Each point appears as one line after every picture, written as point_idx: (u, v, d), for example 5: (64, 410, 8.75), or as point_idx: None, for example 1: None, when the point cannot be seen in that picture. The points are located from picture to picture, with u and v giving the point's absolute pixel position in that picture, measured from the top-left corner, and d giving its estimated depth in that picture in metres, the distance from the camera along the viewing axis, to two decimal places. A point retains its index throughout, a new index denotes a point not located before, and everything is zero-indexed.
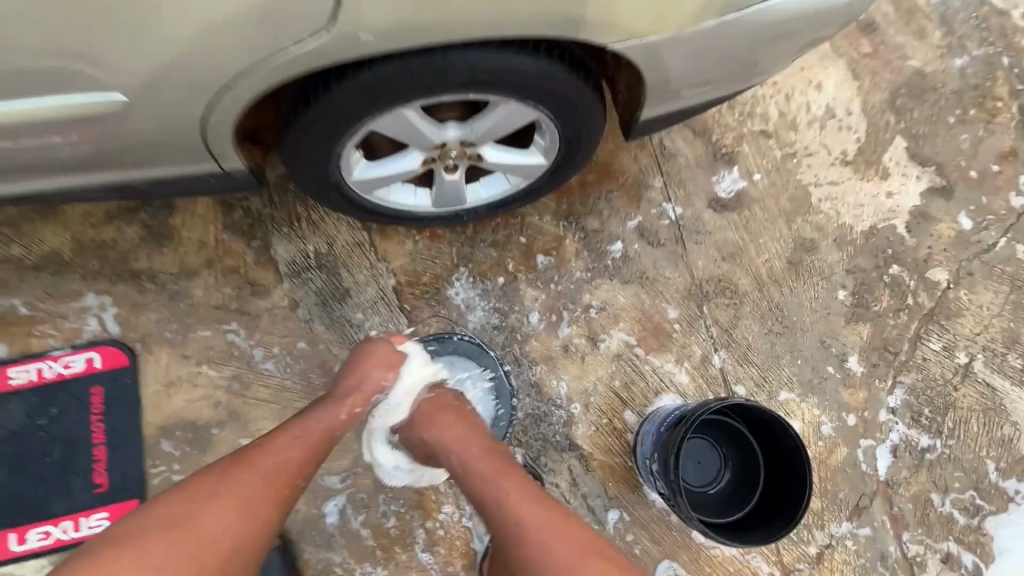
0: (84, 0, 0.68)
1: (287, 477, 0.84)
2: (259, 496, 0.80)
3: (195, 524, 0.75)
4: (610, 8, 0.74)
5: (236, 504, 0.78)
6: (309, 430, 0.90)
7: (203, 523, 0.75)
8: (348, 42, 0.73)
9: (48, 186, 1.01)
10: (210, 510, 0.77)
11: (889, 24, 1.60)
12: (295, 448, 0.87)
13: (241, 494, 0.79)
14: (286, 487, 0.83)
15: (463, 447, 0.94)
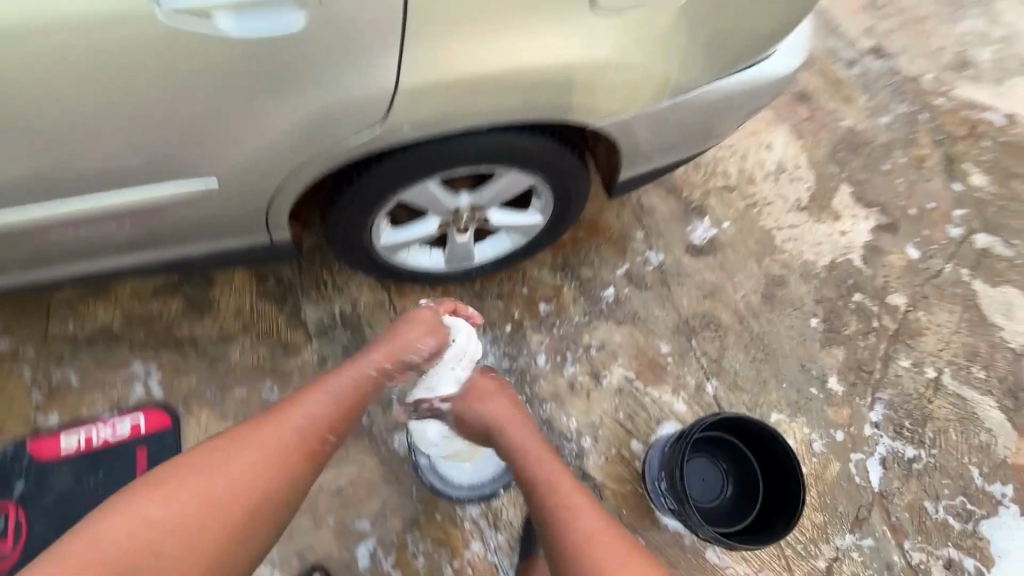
0: (179, 121, 0.84)
1: (315, 428, 0.89)
2: (292, 451, 0.86)
3: (235, 474, 0.81)
4: (591, 96, 0.91)
5: (264, 448, 0.84)
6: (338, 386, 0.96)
7: (241, 473, 0.81)
8: (385, 135, 0.89)
9: (113, 266, 1.15)
10: (240, 453, 0.83)
11: (820, 94, 1.90)
12: (322, 401, 0.93)
13: (272, 448, 0.84)
14: (314, 439, 0.88)
15: (513, 435, 1.05)
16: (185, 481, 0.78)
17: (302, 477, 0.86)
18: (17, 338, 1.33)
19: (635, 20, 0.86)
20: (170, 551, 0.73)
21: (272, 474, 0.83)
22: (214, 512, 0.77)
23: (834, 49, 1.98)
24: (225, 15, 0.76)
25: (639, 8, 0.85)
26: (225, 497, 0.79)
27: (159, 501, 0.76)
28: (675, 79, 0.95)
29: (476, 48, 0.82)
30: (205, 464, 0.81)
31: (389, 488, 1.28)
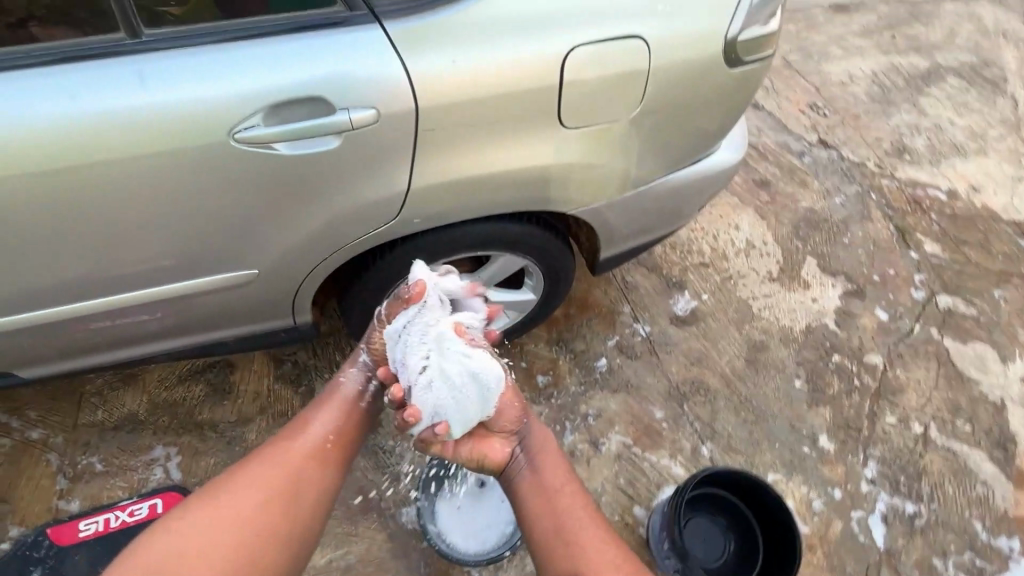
0: (231, 224, 1.01)
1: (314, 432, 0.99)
2: (302, 458, 0.96)
3: (250, 485, 0.90)
4: (566, 190, 1.10)
5: (277, 459, 0.94)
6: (326, 397, 1.07)
7: (257, 482, 0.90)
8: (397, 228, 1.07)
9: (150, 351, 1.27)
10: (248, 470, 0.92)
11: (777, 180, 2.14)
12: (315, 413, 1.04)
13: (284, 457, 0.95)
14: (314, 443, 0.98)
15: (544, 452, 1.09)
16: (201, 503, 0.87)
17: (312, 476, 0.95)
18: (48, 427, 1.42)
19: (597, 133, 1.04)
20: (195, 560, 0.80)
21: (280, 478, 0.92)
22: (233, 519, 0.85)
23: (785, 143, 2.27)
24: (285, 144, 0.93)
25: (601, 124, 1.04)
26: (241, 506, 0.87)
27: (176, 522, 0.84)
28: (634, 174, 1.15)
29: (468, 157, 1.01)
30: (218, 486, 0.90)
31: (398, 562, 1.30)
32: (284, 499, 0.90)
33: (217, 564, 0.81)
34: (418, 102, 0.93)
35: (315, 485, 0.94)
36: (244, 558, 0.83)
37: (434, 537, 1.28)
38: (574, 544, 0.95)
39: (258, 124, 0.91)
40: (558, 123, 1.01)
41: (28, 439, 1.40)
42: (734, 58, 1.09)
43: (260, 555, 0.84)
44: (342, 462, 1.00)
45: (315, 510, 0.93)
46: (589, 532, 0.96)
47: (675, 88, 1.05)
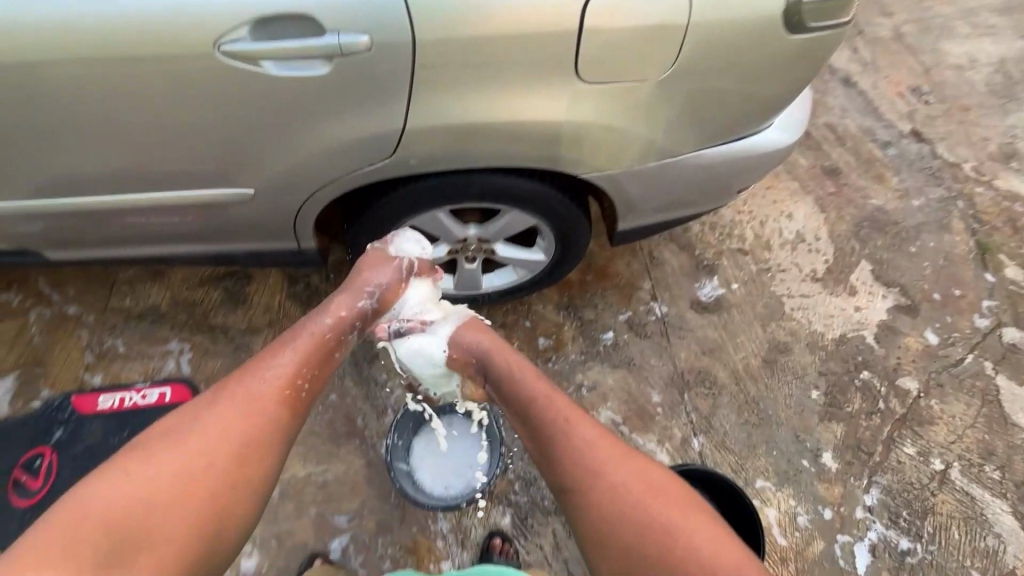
0: (236, 138, 1.01)
1: (287, 375, 0.93)
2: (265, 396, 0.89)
3: (209, 427, 0.84)
4: (579, 152, 1.03)
5: (240, 400, 0.88)
6: (303, 335, 0.99)
7: (217, 424, 0.84)
8: (397, 166, 1.04)
9: (167, 252, 1.32)
10: (212, 416, 0.85)
11: (851, 170, 1.91)
12: (282, 351, 0.96)
13: (245, 396, 0.88)
14: (287, 386, 0.92)
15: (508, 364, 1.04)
16: (160, 451, 0.80)
17: (282, 423, 0.89)
18: (83, 305, 1.54)
19: (617, 91, 0.96)
20: (160, 516, 0.75)
21: (249, 426, 0.86)
22: (199, 472, 0.80)
23: (870, 128, 2.01)
24: (273, 63, 0.91)
25: (622, 81, 0.95)
26: (207, 456, 0.81)
27: (131, 473, 0.77)
28: (660, 144, 1.06)
29: (474, 101, 0.95)
30: (178, 433, 0.83)
31: (371, 489, 1.36)
32: (255, 447, 0.85)
33: (184, 518, 0.76)
34: (419, 35, 0.87)
35: (283, 432, 0.89)
36: (212, 510, 0.79)
37: (400, 476, 1.31)
38: (563, 443, 0.89)
39: (244, 36, 0.88)
40: (574, 77, 0.93)
41: (65, 313, 1.53)
42: (796, 22, 0.95)
43: (229, 508, 0.81)
44: (311, 397, 0.96)
45: (284, 446, 0.89)
46: (573, 430, 0.90)
47: (716, 50, 0.94)
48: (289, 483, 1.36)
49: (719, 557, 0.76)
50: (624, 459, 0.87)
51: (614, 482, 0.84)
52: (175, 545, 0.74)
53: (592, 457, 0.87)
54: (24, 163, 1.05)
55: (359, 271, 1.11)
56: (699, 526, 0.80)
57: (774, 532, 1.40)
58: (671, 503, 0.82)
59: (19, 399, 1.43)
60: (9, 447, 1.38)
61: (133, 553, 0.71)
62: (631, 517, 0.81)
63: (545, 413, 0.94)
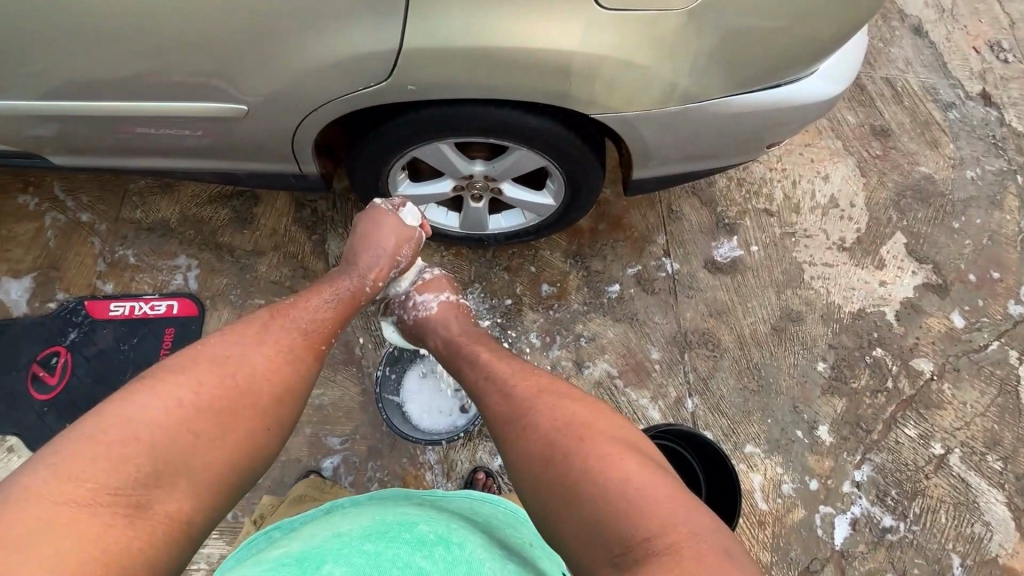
0: (231, 47, 0.95)
1: (321, 328, 0.94)
2: (302, 345, 0.89)
3: (249, 363, 0.81)
4: (589, 88, 0.95)
5: (279, 343, 0.86)
6: (337, 292, 1.02)
7: (258, 362, 0.81)
8: (398, 90, 0.98)
9: (172, 166, 1.30)
10: (251, 353, 0.82)
11: (903, 132, 1.75)
12: (317, 303, 0.97)
13: (284, 343, 0.87)
14: (320, 339, 0.92)
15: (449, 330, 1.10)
16: (200, 377, 0.75)
17: (313, 373, 0.88)
18: (96, 214, 1.56)
19: (637, 22, 0.88)
20: (201, 444, 0.70)
21: (286, 369, 0.84)
22: (238, 405, 0.76)
23: (934, 86, 1.81)
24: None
25: (644, 11, 0.87)
26: (246, 391, 0.77)
27: (171, 393, 0.72)
28: (683, 87, 0.97)
29: (480, 23, 0.88)
30: (217, 362, 0.78)
31: (364, 416, 1.40)
32: (290, 392, 0.83)
33: (222, 450, 0.72)
34: None
35: (313, 381, 0.88)
36: (248, 445, 0.75)
37: (389, 407, 1.36)
38: (495, 395, 0.89)
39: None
40: (593, 3, 0.87)
41: (78, 221, 1.55)
42: None
43: (262, 446, 0.77)
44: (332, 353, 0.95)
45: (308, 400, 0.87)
46: (499, 382, 0.90)
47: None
48: None
49: (623, 477, 0.70)
50: (542, 398, 0.84)
51: (530, 421, 0.81)
52: (214, 475, 0.70)
53: (514, 400, 0.85)
54: (18, 61, 1.02)
55: (386, 237, 1.14)
56: (609, 450, 0.74)
57: (756, 497, 1.41)
58: (584, 430, 0.77)
59: (35, 300, 1.48)
60: (27, 344, 1.45)
61: (175, 477, 0.67)
62: (548, 454, 0.76)
63: (475, 374, 0.96)
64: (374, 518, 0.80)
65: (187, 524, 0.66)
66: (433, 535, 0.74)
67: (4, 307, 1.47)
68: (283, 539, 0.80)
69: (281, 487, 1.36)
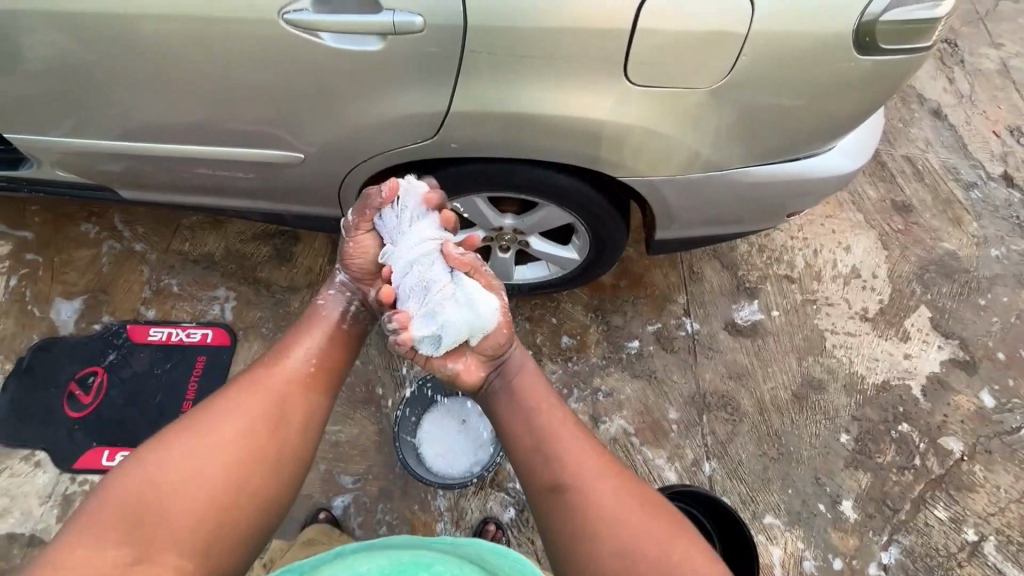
0: (294, 103, 1.06)
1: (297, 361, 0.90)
2: (286, 385, 0.86)
3: (229, 412, 0.80)
4: (617, 152, 1.03)
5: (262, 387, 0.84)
6: (316, 327, 0.98)
7: (239, 409, 0.80)
8: (441, 146, 1.08)
9: (225, 204, 1.41)
10: (223, 400, 0.81)
11: (925, 209, 1.78)
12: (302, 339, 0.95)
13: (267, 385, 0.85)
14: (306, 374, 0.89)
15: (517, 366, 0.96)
16: (169, 438, 0.75)
17: (303, 408, 0.86)
18: (149, 244, 1.67)
19: (662, 97, 0.95)
20: (181, 502, 0.70)
21: (261, 408, 0.82)
22: (223, 456, 0.75)
23: (954, 166, 1.85)
24: (330, 35, 0.96)
25: (671, 88, 0.94)
26: (216, 437, 0.76)
27: (156, 457, 0.73)
28: (706, 155, 1.04)
29: (519, 93, 0.97)
30: (202, 417, 0.78)
31: (379, 455, 1.41)
32: (275, 433, 0.81)
33: (203, 499, 0.71)
34: (470, 20, 0.91)
35: (299, 411, 0.85)
36: (231, 486, 0.74)
37: (405, 447, 1.38)
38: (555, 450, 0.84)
39: (306, 8, 0.94)
40: (623, 78, 0.94)
41: (131, 250, 1.66)
42: (868, 43, 0.92)
43: (248, 487, 0.75)
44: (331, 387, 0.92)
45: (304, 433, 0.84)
46: (563, 439, 0.85)
47: (772, 66, 0.92)
48: None
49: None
50: (613, 471, 0.82)
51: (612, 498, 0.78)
52: (199, 525, 0.70)
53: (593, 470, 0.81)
54: (106, 106, 1.14)
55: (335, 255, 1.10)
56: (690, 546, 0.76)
57: (775, 572, 1.35)
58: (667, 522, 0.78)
59: (82, 321, 1.57)
60: (68, 362, 1.52)
61: (160, 537, 0.68)
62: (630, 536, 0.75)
63: (531, 421, 0.88)
64: (390, 558, 0.79)
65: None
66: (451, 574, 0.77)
67: (53, 326, 1.56)
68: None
69: (290, 523, 1.36)
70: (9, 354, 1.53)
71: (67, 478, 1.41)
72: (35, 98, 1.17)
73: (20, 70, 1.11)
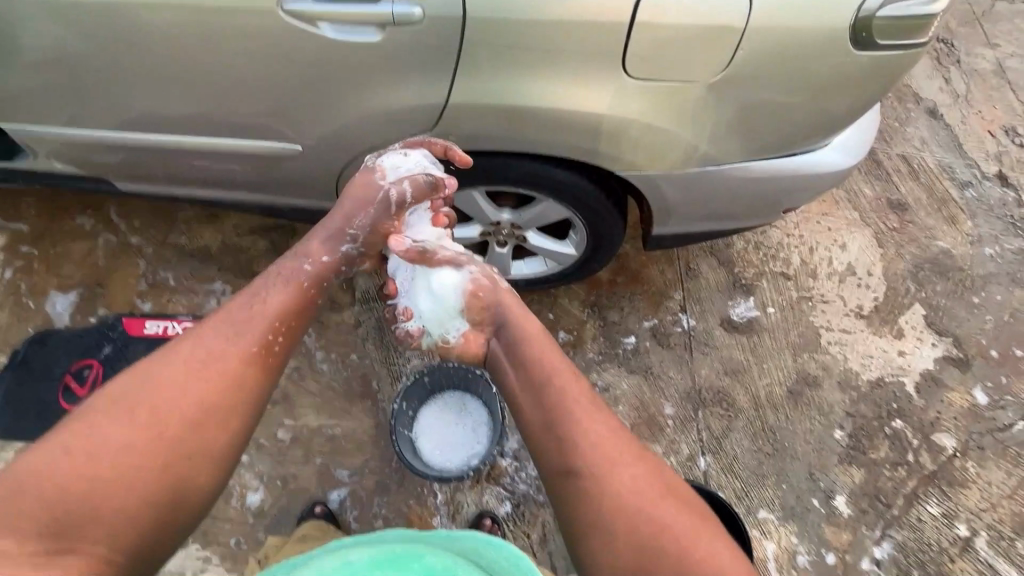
0: (292, 96, 1.06)
1: (244, 336, 0.87)
2: (229, 359, 0.84)
3: (167, 390, 0.78)
4: (615, 146, 1.03)
5: (204, 362, 0.83)
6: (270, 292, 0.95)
7: (177, 386, 0.79)
8: (441, 139, 1.08)
9: (223, 197, 1.40)
10: (161, 377, 0.79)
11: (920, 208, 1.79)
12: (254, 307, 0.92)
13: (208, 359, 0.83)
14: (255, 347, 0.87)
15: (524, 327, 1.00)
16: (103, 423, 0.74)
17: (251, 384, 0.85)
18: (145, 237, 1.67)
19: (661, 91, 0.96)
20: (112, 487, 0.71)
21: (207, 392, 0.81)
22: (156, 439, 0.75)
23: (950, 165, 1.86)
24: (329, 25, 0.96)
25: (669, 82, 0.95)
26: (150, 421, 0.76)
27: (86, 438, 0.73)
28: (704, 150, 1.04)
29: (518, 86, 0.98)
30: (137, 394, 0.77)
31: (375, 449, 1.41)
32: (217, 413, 0.80)
33: (134, 480, 0.72)
34: (469, 13, 0.91)
35: (250, 389, 0.84)
36: (168, 474, 0.74)
37: (402, 440, 1.36)
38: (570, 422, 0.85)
39: None
40: (622, 71, 0.94)
41: (127, 243, 1.66)
42: (865, 38, 0.92)
43: (191, 474, 0.76)
44: (280, 360, 0.90)
45: (248, 407, 0.83)
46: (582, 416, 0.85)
47: (770, 62, 0.92)
48: (300, 431, 1.43)
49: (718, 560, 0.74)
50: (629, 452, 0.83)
51: (620, 479, 0.79)
52: (137, 511, 0.71)
53: (604, 449, 0.82)
54: (102, 97, 1.14)
55: (340, 206, 1.06)
56: (703, 530, 0.77)
57: (769, 566, 1.37)
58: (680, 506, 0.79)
59: (78, 314, 1.56)
60: (62, 355, 1.51)
61: (89, 523, 0.68)
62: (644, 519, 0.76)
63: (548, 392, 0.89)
64: (381, 547, 0.81)
65: (112, 563, 0.69)
66: (439, 566, 0.79)
67: (48, 318, 1.56)
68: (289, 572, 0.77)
69: (287, 516, 1.36)
70: (4, 347, 1.53)
71: None
72: (30, 88, 1.16)
73: (16, 60, 1.11)
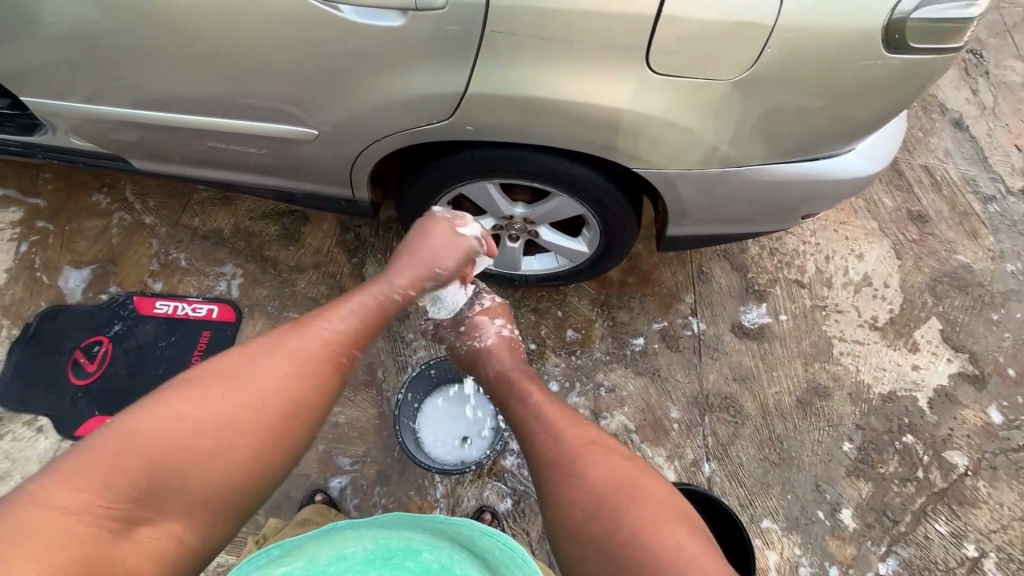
0: (310, 80, 1.05)
1: (344, 342, 0.91)
2: (313, 361, 0.85)
3: (258, 380, 0.80)
4: (635, 142, 1.02)
5: (293, 357, 0.84)
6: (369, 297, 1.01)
7: (267, 377, 0.80)
8: (457, 128, 1.07)
9: (237, 180, 1.40)
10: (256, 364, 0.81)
11: (941, 220, 1.75)
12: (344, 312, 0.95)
13: (297, 356, 0.85)
14: (340, 352, 0.89)
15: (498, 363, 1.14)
16: (195, 399, 0.75)
17: (329, 390, 0.86)
18: (160, 217, 1.67)
19: (682, 88, 0.94)
20: (198, 464, 0.71)
21: (303, 386, 0.83)
22: (241, 425, 0.76)
23: (974, 178, 1.82)
24: (351, 8, 0.95)
25: (692, 78, 0.93)
26: (241, 406, 0.77)
27: (178, 411, 0.73)
28: (723, 150, 1.03)
29: (537, 77, 0.96)
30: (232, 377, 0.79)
31: (378, 438, 1.41)
32: (295, 410, 0.81)
33: (216, 465, 0.73)
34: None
35: (328, 397, 0.86)
36: (244, 465, 0.75)
37: (405, 431, 1.40)
38: (531, 433, 0.93)
39: None
40: (644, 64, 0.92)
41: (141, 222, 1.66)
42: (898, 41, 0.89)
43: (266, 466, 0.77)
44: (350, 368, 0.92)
45: (320, 415, 0.84)
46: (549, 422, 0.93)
47: (796, 63, 0.90)
48: None
49: (674, 540, 0.73)
50: (589, 446, 0.86)
51: (575, 471, 0.83)
52: (214, 494, 0.72)
53: (556, 446, 0.88)
54: (123, 75, 1.14)
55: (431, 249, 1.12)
56: (663, 513, 0.77)
57: None
58: (642, 492, 0.79)
59: (90, 290, 1.57)
60: (73, 330, 1.52)
61: (171, 497, 0.69)
62: (600, 505, 0.78)
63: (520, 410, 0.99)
64: (378, 540, 0.80)
65: (180, 539, 0.69)
66: (436, 565, 0.77)
67: (60, 293, 1.57)
68: (287, 559, 0.77)
69: (287, 501, 1.36)
70: (16, 320, 1.54)
71: (68, 444, 1.42)
72: (51, 62, 1.16)
73: (38, 35, 1.11)
